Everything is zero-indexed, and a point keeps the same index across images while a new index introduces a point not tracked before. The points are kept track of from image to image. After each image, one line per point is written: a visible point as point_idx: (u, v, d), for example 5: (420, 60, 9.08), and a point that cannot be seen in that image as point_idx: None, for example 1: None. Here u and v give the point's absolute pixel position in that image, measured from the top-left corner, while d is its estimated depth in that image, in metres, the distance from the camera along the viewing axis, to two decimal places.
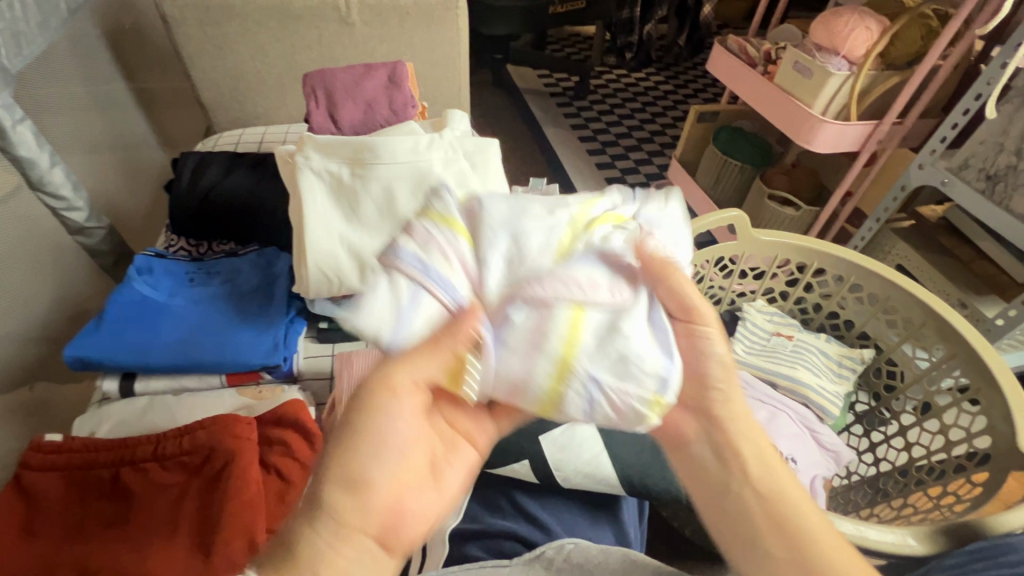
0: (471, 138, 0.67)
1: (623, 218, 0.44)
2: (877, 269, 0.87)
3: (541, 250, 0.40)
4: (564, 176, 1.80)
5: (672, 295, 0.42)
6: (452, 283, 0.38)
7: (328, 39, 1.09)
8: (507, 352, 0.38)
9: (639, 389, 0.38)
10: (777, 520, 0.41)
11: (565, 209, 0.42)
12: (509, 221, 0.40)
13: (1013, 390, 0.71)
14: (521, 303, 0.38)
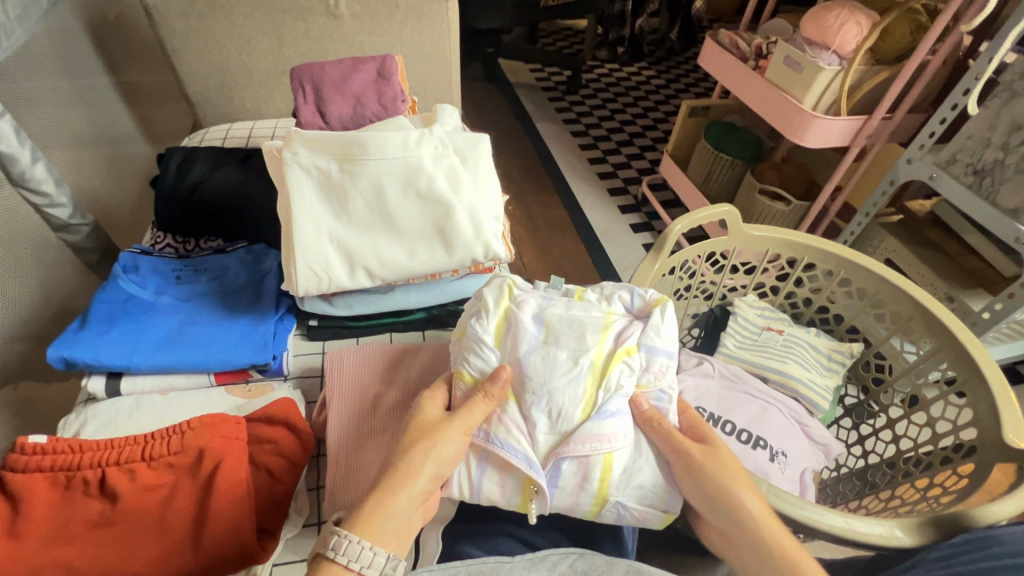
0: (463, 134, 0.66)
1: (630, 352, 0.58)
2: (868, 264, 0.87)
3: (572, 404, 0.55)
4: (556, 171, 1.79)
5: (671, 445, 0.54)
6: (515, 448, 0.54)
7: (316, 33, 1.08)
8: (559, 492, 0.54)
9: (654, 508, 0.55)
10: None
11: (586, 354, 0.57)
12: (551, 386, 0.55)
13: (999, 382, 0.72)
14: (565, 458, 0.54)
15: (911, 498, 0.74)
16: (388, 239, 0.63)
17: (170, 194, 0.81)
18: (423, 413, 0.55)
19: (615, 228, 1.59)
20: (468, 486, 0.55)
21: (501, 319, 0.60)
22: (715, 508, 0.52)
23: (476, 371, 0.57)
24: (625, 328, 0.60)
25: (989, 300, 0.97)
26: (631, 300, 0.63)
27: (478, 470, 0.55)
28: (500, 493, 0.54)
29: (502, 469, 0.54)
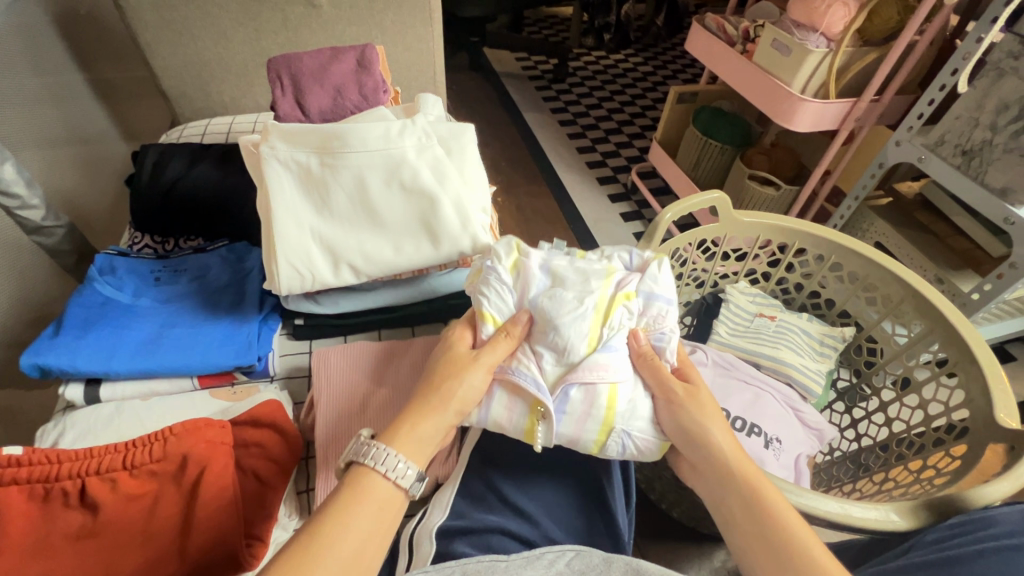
0: (448, 124, 0.64)
1: (630, 296, 0.58)
2: (857, 248, 0.87)
3: (578, 337, 0.55)
4: (545, 160, 1.78)
5: (658, 380, 0.55)
6: (526, 374, 0.54)
7: (294, 23, 1.05)
8: (565, 418, 0.54)
9: (654, 438, 0.55)
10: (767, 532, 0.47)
11: (591, 295, 0.57)
12: (560, 321, 0.55)
13: (990, 363, 0.72)
14: (572, 385, 0.54)
15: (905, 481, 0.74)
16: (372, 234, 0.61)
17: (147, 193, 0.78)
18: (454, 350, 0.55)
19: (606, 217, 1.58)
20: (476, 409, 0.55)
21: (511, 266, 0.60)
22: (690, 444, 0.53)
23: (497, 312, 0.57)
24: (624, 277, 0.60)
25: (978, 281, 0.98)
26: (630, 255, 0.63)
27: (488, 393, 0.55)
28: (507, 416, 0.55)
29: (511, 392, 0.55)
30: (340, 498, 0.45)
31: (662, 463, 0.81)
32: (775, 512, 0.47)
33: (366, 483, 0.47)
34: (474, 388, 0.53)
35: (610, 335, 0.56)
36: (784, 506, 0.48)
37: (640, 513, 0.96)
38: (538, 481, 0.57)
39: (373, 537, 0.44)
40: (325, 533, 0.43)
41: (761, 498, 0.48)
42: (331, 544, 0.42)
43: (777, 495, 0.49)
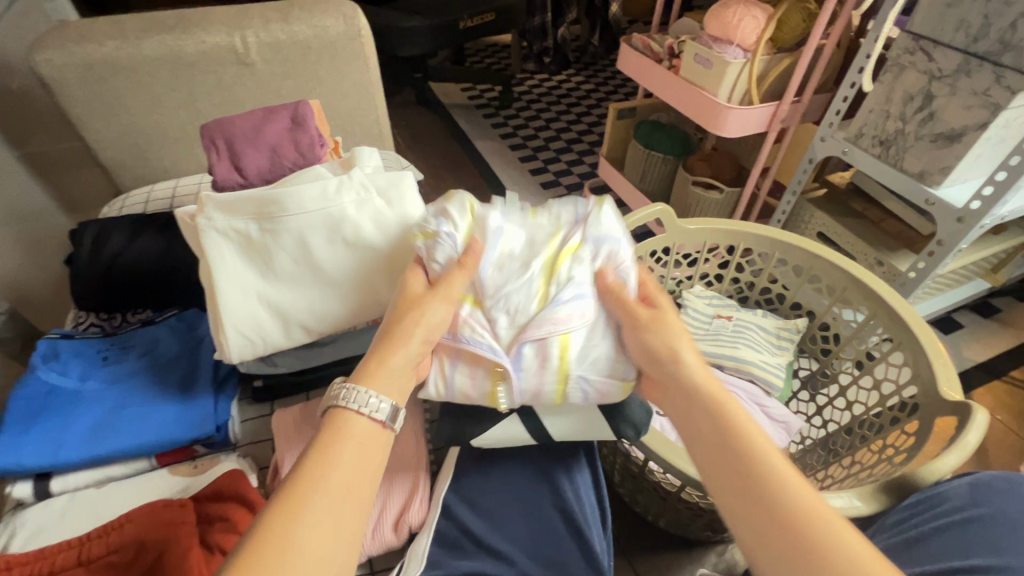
0: (385, 173, 0.63)
1: (576, 248, 0.57)
2: (799, 244, 0.91)
3: (526, 299, 0.54)
4: (500, 185, 1.81)
5: (622, 306, 0.55)
6: (481, 342, 0.53)
7: (229, 82, 1.05)
8: (524, 375, 0.54)
9: (612, 377, 0.56)
10: (727, 437, 0.47)
11: (536, 259, 0.56)
12: (507, 282, 0.55)
13: (930, 339, 0.76)
14: (526, 343, 0.53)
15: (869, 462, 0.76)
16: (320, 292, 0.61)
17: (87, 271, 0.76)
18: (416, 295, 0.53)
19: None
20: (442, 384, 0.55)
21: (463, 228, 0.57)
22: (659, 364, 0.53)
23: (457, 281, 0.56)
24: (570, 228, 0.59)
25: (913, 259, 1.03)
26: (571, 198, 0.62)
27: (450, 365, 0.55)
28: (472, 385, 0.55)
29: (471, 361, 0.55)
30: (322, 439, 0.45)
31: (641, 474, 0.82)
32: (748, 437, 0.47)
33: (342, 424, 0.46)
34: (433, 312, 0.52)
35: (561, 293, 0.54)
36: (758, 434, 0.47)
37: (628, 526, 0.97)
38: (512, 516, 0.58)
39: (363, 470, 0.45)
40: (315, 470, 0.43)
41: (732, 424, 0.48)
42: (322, 478, 0.42)
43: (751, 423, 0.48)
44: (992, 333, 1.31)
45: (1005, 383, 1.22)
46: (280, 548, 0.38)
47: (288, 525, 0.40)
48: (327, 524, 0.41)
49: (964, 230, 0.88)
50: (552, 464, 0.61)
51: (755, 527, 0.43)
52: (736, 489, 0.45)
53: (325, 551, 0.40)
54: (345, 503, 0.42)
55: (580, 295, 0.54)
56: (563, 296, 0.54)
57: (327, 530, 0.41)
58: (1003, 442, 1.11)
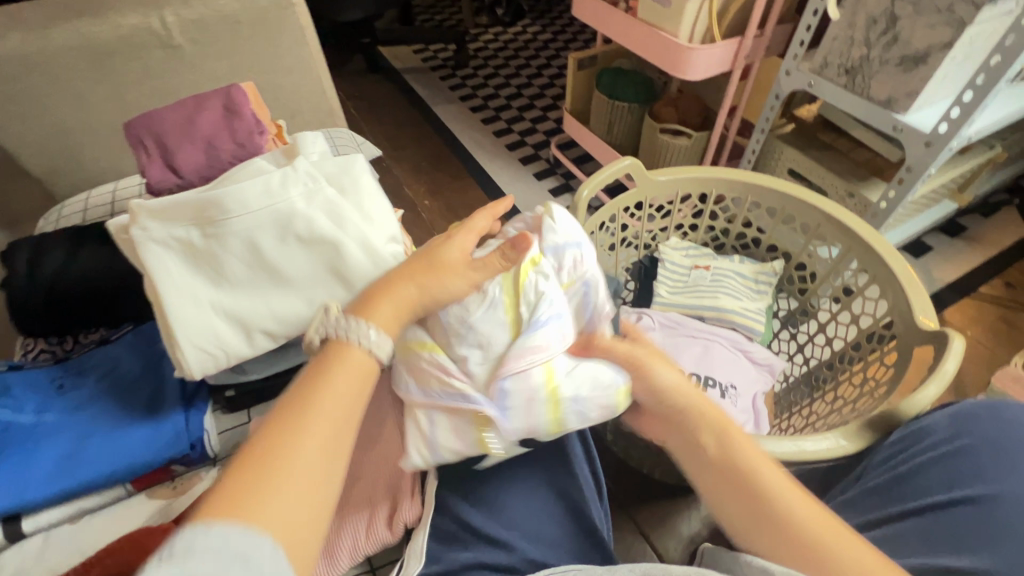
0: (333, 159, 0.61)
1: (537, 260, 0.56)
2: (772, 185, 0.89)
3: (496, 329, 0.54)
4: (465, 151, 1.74)
5: (622, 360, 0.56)
6: (455, 391, 0.53)
7: (156, 69, 0.96)
8: (512, 412, 0.52)
9: (606, 390, 0.53)
10: (735, 469, 0.49)
11: (494, 285, 0.55)
12: (481, 318, 0.54)
13: (905, 271, 0.76)
14: (505, 377, 0.52)
15: (851, 398, 0.78)
16: (279, 292, 0.57)
17: (27, 294, 0.71)
18: (399, 293, 0.50)
19: (536, 196, 1.58)
20: (424, 448, 0.54)
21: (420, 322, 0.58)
22: (664, 401, 0.54)
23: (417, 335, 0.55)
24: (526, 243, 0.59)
25: (883, 188, 1.03)
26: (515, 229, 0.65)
27: (430, 422, 0.54)
28: (457, 438, 0.53)
29: (450, 414, 0.53)
30: (318, 375, 0.44)
31: (632, 433, 0.83)
32: (786, 508, 0.47)
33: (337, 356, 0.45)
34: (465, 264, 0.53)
35: (535, 320, 0.53)
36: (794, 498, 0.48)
37: (625, 480, 0.99)
38: (508, 503, 0.56)
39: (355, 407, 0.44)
40: (311, 410, 0.41)
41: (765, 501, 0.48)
42: (318, 417, 0.41)
43: (767, 463, 0.49)
44: (959, 251, 1.34)
45: (974, 299, 1.26)
46: (256, 504, 0.37)
47: (270, 481, 0.38)
48: (307, 484, 0.39)
49: (931, 154, 0.88)
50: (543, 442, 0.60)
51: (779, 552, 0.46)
52: (754, 520, 0.48)
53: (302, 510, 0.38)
54: (333, 449, 0.41)
55: (551, 313, 0.54)
56: (538, 320, 0.54)
57: (306, 485, 0.39)
58: (974, 357, 1.15)
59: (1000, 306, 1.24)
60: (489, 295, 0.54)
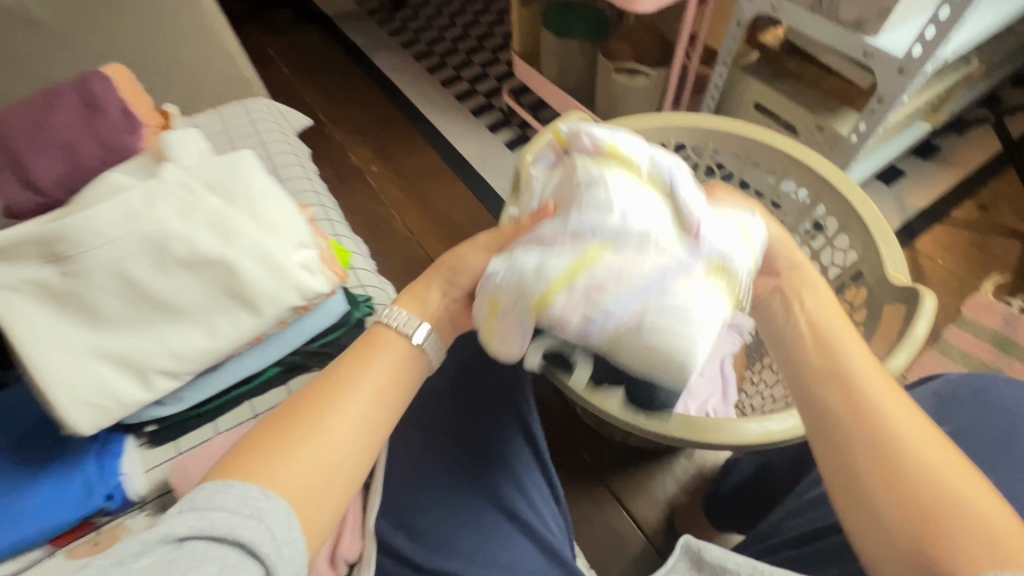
0: (214, 160, 0.52)
1: (611, 141, 0.52)
2: (734, 130, 0.82)
3: (645, 202, 0.48)
4: (411, 106, 1.60)
5: (738, 201, 0.54)
6: (668, 263, 0.45)
7: (19, 51, 0.82)
8: (724, 246, 0.47)
9: (750, 214, 0.52)
10: (838, 370, 0.46)
11: (611, 177, 0.49)
12: (631, 217, 0.46)
13: (875, 220, 0.71)
14: (696, 229, 0.47)
15: None
16: (171, 326, 0.49)
17: None
18: (425, 294, 0.53)
19: (492, 152, 1.47)
20: (678, 322, 0.43)
21: (569, 270, 0.44)
22: (786, 270, 0.53)
23: (555, 294, 0.43)
24: (577, 146, 0.54)
25: (854, 120, 0.95)
26: (534, 175, 0.58)
27: (667, 303, 0.43)
28: (708, 293, 0.44)
29: (687, 279, 0.44)
30: (357, 350, 0.50)
31: None
32: (894, 424, 0.43)
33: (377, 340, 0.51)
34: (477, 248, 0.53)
35: (670, 179, 0.49)
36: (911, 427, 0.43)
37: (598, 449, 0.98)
38: (451, 532, 0.53)
39: (387, 387, 0.49)
40: (345, 379, 0.48)
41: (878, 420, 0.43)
42: (349, 392, 0.47)
43: (889, 384, 0.46)
44: (932, 175, 1.29)
45: (946, 226, 1.22)
46: (270, 467, 0.43)
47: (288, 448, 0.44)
48: (316, 452, 0.44)
49: (903, 82, 0.80)
50: (483, 455, 0.56)
51: (877, 452, 0.42)
52: (857, 425, 0.44)
53: (310, 474, 0.43)
54: (352, 429, 0.46)
55: (670, 168, 0.50)
56: (670, 177, 0.50)
57: (316, 454, 0.44)
58: (945, 287, 1.13)
59: (971, 230, 1.21)
60: (617, 198, 0.47)
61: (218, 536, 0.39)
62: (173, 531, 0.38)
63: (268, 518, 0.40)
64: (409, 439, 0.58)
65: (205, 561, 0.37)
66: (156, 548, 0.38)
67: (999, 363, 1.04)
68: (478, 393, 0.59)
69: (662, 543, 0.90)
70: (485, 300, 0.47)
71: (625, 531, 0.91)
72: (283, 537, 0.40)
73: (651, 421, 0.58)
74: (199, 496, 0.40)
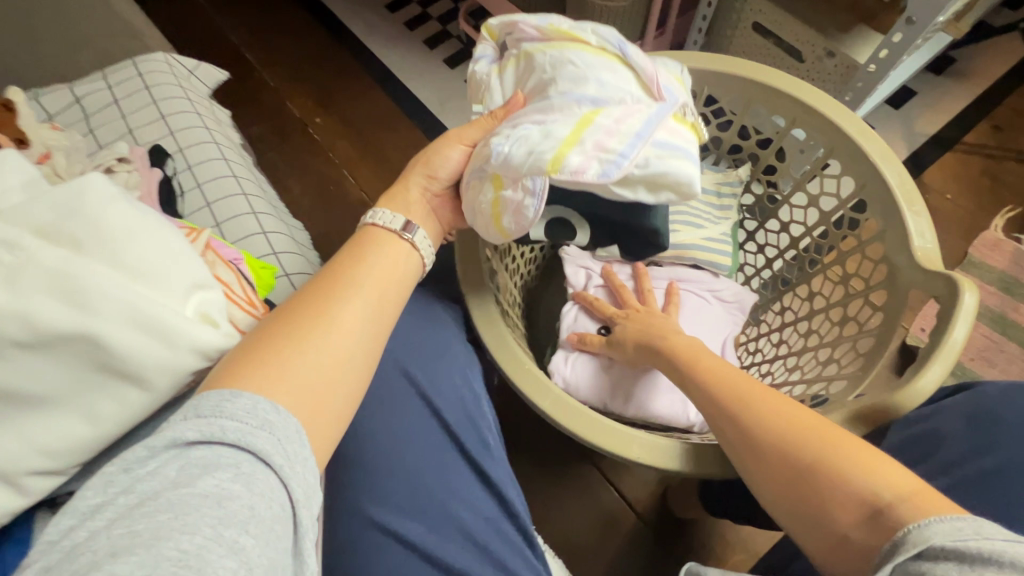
0: (46, 193, 0.39)
1: (552, 23, 0.54)
2: (735, 71, 0.68)
3: (603, 66, 0.51)
4: (353, 38, 1.36)
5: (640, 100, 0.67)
6: (645, 116, 0.48)
7: None
8: (678, 90, 0.52)
9: (679, 72, 0.58)
10: (733, 398, 0.46)
11: (569, 59, 0.52)
12: (594, 92, 0.50)
13: (901, 179, 0.60)
14: (658, 82, 0.51)
15: (829, 340, 0.67)
16: (28, 420, 0.38)
17: None
18: (404, 193, 0.55)
19: (451, 90, 1.27)
20: (669, 159, 0.47)
21: (574, 132, 0.46)
22: None
23: (554, 148, 0.46)
24: (517, 41, 0.56)
25: (872, 42, 0.80)
26: (480, 72, 0.58)
27: (657, 142, 0.47)
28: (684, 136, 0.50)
29: (666, 129, 0.49)
30: (350, 258, 0.48)
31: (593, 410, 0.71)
32: (788, 430, 0.43)
33: (368, 241, 0.50)
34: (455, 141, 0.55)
35: (621, 46, 0.53)
36: (776, 401, 0.44)
37: None
38: None
39: (386, 290, 0.48)
40: (338, 280, 0.46)
41: (745, 405, 0.45)
42: (350, 294, 0.46)
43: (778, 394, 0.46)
44: (945, 94, 1.15)
45: (957, 153, 1.10)
46: (271, 372, 0.40)
47: (288, 352, 0.41)
48: (319, 350, 0.42)
49: None
50: (441, 506, 0.49)
51: (786, 483, 0.42)
52: (760, 449, 0.43)
53: (315, 374, 0.41)
54: (354, 326, 0.44)
55: (616, 35, 0.53)
56: (620, 45, 0.53)
57: (320, 355, 0.42)
58: (952, 224, 1.04)
59: (984, 156, 1.10)
60: (584, 75, 0.50)
61: (232, 442, 0.35)
62: (181, 435, 0.35)
63: (277, 426, 0.37)
64: (345, 503, 0.49)
65: (221, 467, 0.33)
66: (165, 455, 0.34)
67: (1003, 307, 0.98)
68: (421, 439, 0.51)
69: (655, 521, 0.86)
70: (488, 180, 0.50)
71: (618, 513, 0.87)
72: (297, 445, 0.37)
73: (646, 453, 0.52)
74: (207, 400, 0.37)
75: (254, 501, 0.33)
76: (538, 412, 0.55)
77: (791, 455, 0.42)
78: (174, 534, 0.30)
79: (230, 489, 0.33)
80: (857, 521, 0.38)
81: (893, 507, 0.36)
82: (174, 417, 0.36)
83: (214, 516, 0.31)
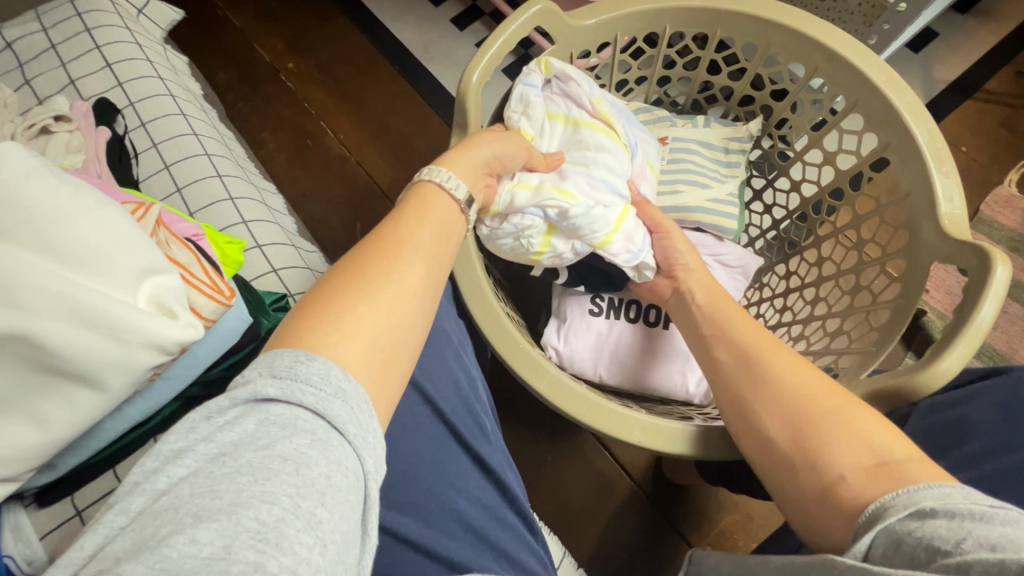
0: None
1: (599, 102, 0.61)
2: (753, 12, 0.60)
3: (624, 165, 0.61)
4: None
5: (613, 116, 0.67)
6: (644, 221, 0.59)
7: None
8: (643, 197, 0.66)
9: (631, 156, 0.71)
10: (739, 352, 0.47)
11: (608, 146, 0.60)
12: (618, 181, 0.59)
13: (932, 135, 0.54)
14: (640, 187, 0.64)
15: (838, 310, 0.63)
16: None
17: None
18: (465, 165, 0.48)
19: (434, 31, 1.16)
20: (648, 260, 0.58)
21: (617, 221, 0.55)
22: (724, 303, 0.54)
23: (603, 232, 0.55)
24: (565, 103, 0.61)
25: None
26: (534, 102, 0.60)
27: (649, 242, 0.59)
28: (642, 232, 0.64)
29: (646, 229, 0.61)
30: (405, 215, 0.42)
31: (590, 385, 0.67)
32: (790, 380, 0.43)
33: (422, 202, 0.44)
34: (510, 141, 0.53)
35: (632, 148, 0.63)
36: (777, 352, 0.46)
37: None
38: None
39: (443, 250, 0.42)
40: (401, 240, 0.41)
41: (751, 355, 0.46)
42: (414, 254, 0.40)
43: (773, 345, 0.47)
44: (968, 37, 1.07)
45: (977, 102, 1.04)
46: (339, 327, 0.34)
47: (359, 307, 0.36)
48: (388, 311, 0.37)
49: None
50: (437, 495, 0.47)
51: (789, 424, 0.42)
52: (764, 397, 0.44)
53: (384, 337, 0.35)
54: (421, 294, 0.39)
55: (633, 137, 0.64)
56: (633, 148, 0.63)
57: (390, 315, 0.37)
58: (965, 180, 0.99)
59: (1004, 105, 1.03)
60: (613, 168, 0.59)
61: (309, 406, 0.30)
62: (260, 391, 0.30)
63: (352, 392, 0.31)
64: None
65: (297, 431, 0.29)
66: (243, 409, 0.29)
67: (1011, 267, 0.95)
68: (416, 430, 0.48)
69: (650, 484, 0.86)
70: (539, 227, 0.55)
71: (614, 478, 0.87)
72: (369, 413, 0.31)
73: (651, 438, 0.49)
74: (281, 358, 0.31)
75: (332, 470, 0.28)
76: (535, 394, 0.52)
77: (794, 402, 0.42)
78: (253, 502, 0.26)
79: (308, 455, 0.28)
80: (864, 466, 0.38)
81: (902, 462, 0.37)
82: (248, 372, 0.31)
83: (292, 484, 0.27)
